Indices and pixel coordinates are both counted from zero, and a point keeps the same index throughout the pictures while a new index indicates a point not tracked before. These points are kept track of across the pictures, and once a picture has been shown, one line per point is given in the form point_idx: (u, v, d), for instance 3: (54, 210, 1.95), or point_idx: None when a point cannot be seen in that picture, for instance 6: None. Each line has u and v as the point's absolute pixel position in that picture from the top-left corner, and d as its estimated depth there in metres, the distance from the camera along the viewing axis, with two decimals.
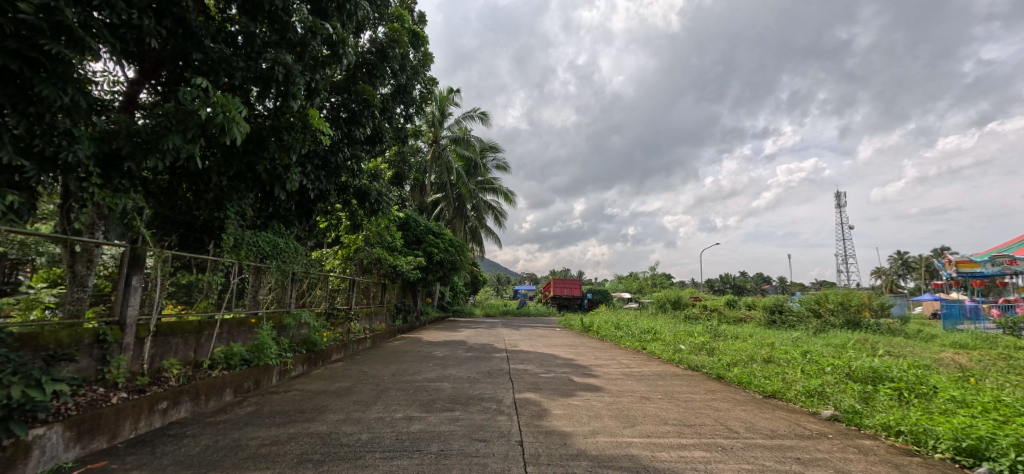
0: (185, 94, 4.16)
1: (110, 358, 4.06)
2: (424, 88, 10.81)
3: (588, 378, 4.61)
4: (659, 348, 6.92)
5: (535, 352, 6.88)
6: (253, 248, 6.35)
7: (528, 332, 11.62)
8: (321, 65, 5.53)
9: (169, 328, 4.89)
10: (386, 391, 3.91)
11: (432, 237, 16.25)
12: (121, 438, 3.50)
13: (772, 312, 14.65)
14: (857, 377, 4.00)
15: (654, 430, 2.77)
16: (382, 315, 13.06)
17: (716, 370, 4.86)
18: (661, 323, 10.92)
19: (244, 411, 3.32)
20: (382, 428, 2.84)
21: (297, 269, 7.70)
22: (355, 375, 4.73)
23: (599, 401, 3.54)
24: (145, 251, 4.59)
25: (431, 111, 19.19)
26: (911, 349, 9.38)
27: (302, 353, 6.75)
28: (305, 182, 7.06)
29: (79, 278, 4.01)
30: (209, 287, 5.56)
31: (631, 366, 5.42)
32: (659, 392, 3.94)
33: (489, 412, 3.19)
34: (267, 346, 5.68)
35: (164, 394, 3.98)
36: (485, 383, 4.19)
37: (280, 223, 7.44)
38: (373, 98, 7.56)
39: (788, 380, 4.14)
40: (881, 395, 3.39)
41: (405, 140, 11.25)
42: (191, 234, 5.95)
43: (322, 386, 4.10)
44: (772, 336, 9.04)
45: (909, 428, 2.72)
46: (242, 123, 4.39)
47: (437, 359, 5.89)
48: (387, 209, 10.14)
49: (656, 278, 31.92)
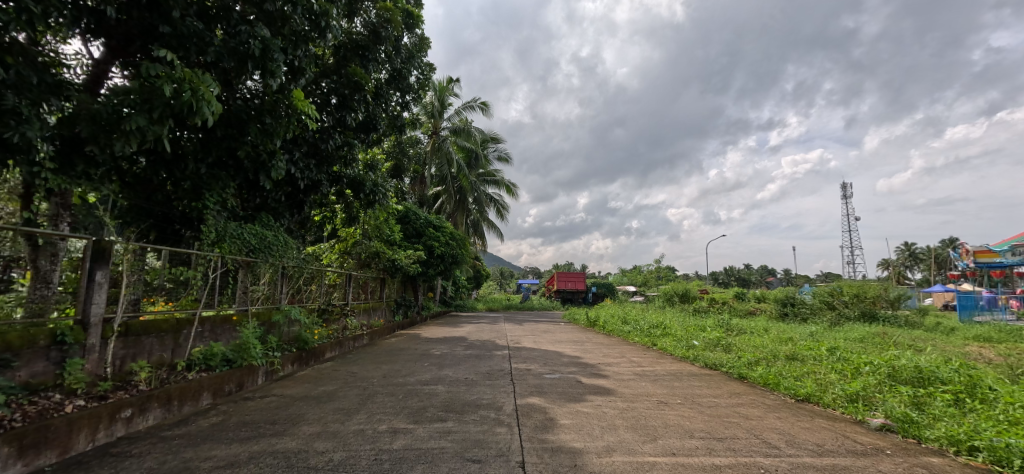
0: (148, 68, 3.69)
1: (68, 361, 3.68)
2: (420, 74, 10.38)
3: (597, 379, 4.19)
4: (670, 345, 6.52)
5: (539, 348, 6.48)
6: (238, 241, 5.97)
7: (532, 328, 11.20)
8: (304, 40, 5.12)
9: (142, 327, 4.52)
10: (374, 396, 3.51)
11: (433, 230, 15.84)
12: (74, 452, 3.12)
13: (784, 304, 14.20)
14: (903, 378, 3.58)
15: (681, 446, 2.35)
16: (381, 311, 12.70)
17: (737, 369, 4.44)
18: (670, 317, 10.50)
19: (209, 422, 2.94)
20: (360, 444, 2.44)
21: (288, 263, 7.31)
22: (343, 377, 4.33)
23: (612, 408, 3.12)
24: (111, 244, 4.16)
25: (430, 102, 18.77)
26: (935, 343, 8.95)
27: (292, 352, 6.36)
28: (293, 170, 6.65)
29: (44, 273, 3.58)
30: (188, 282, 5.17)
31: (644, 365, 5.00)
32: (677, 396, 3.53)
33: (487, 423, 2.78)
34: (252, 345, 5.29)
35: (129, 401, 3.60)
36: (483, 386, 3.78)
37: (269, 215, 7.04)
38: (365, 83, 7.05)
39: (823, 381, 3.72)
40: (938, 401, 2.98)
41: (401, 129, 10.84)
42: (169, 227, 5.57)
43: (303, 391, 3.69)
44: (788, 330, 8.61)
45: (987, 444, 2.31)
46: (213, 101, 3.97)
47: (433, 358, 5.50)
48: (384, 201, 9.74)
49: (662, 271, 31.44)
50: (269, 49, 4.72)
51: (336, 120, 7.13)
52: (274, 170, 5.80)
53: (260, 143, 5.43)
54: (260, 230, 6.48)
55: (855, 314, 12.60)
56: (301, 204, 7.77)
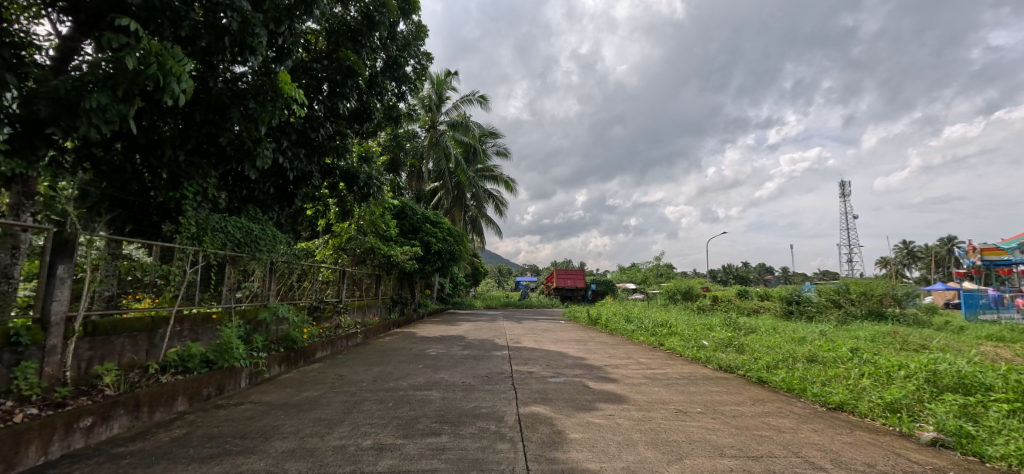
0: (112, 38, 3.40)
1: (21, 365, 3.33)
2: (417, 64, 10.00)
3: (606, 383, 3.84)
4: (678, 345, 6.19)
5: (540, 348, 6.14)
6: (221, 233, 5.62)
7: (532, 326, 10.87)
8: (288, 16, 4.77)
9: (111, 327, 4.19)
10: (360, 404, 3.16)
11: (430, 226, 15.45)
12: (21, 468, 2.77)
13: (789, 302, 13.89)
14: (943, 384, 3.24)
15: (712, 468, 2.02)
16: (376, 308, 12.36)
17: (756, 372, 4.11)
18: (674, 315, 10.19)
19: (170, 436, 2.60)
20: (339, 465, 2.10)
21: (276, 259, 6.94)
22: (330, 381, 3.98)
23: (627, 419, 2.78)
24: (75, 236, 3.81)
25: (428, 96, 18.40)
26: (949, 342, 8.66)
27: (279, 352, 6.00)
28: (282, 160, 6.29)
29: (3, 268, 3.38)
30: (164, 278, 4.82)
31: (654, 367, 4.66)
32: (697, 404, 3.20)
33: (486, 438, 2.44)
34: (234, 345, 4.92)
35: (90, 408, 3.26)
36: (481, 392, 3.44)
37: (256, 208, 6.69)
38: (357, 68, 6.67)
39: (854, 387, 3.38)
40: (993, 411, 2.67)
41: (397, 120, 10.48)
42: (146, 218, 5.21)
43: (282, 398, 3.35)
44: (798, 329, 8.29)
45: None
46: (184, 77, 3.67)
47: (428, 359, 5.15)
48: (379, 194, 9.37)
49: (661, 269, 31.16)
50: (249, 23, 4.38)
51: (327, 108, 6.76)
52: (260, 159, 5.45)
53: (243, 128, 5.09)
54: (245, 223, 6.13)
55: (861, 313, 12.34)
56: (291, 195, 7.45)
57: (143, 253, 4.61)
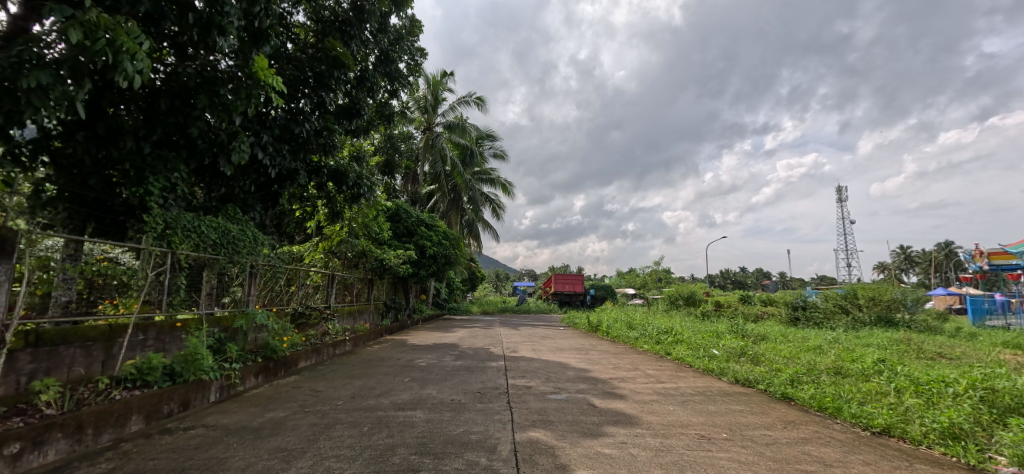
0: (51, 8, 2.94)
1: None
2: (410, 59, 9.57)
3: (613, 401, 3.41)
4: (686, 354, 5.76)
5: (539, 358, 5.70)
6: (194, 233, 5.17)
7: (529, 333, 10.43)
8: None
9: (60, 336, 3.75)
10: (330, 428, 2.71)
11: (425, 229, 14.99)
12: None
13: (795, 308, 13.48)
14: (1003, 404, 2.84)
15: None
16: (368, 314, 11.89)
17: (780, 387, 3.70)
18: (678, 322, 9.76)
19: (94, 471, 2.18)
20: None
21: (257, 262, 6.49)
22: (304, 398, 3.52)
23: (643, 449, 2.34)
24: (14, 234, 3.35)
25: (424, 96, 18.02)
26: (966, 351, 8.26)
27: (257, 362, 5.55)
28: (262, 156, 5.85)
29: None
30: (131, 282, 4.42)
31: (664, 380, 4.22)
32: (720, 428, 2.77)
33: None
34: (203, 357, 4.47)
35: (17, 433, 2.81)
36: (472, 413, 3.01)
37: (236, 207, 6.25)
38: (344, 58, 6.17)
39: (897, 408, 2.99)
40: None
41: (390, 119, 10.07)
42: (110, 217, 4.75)
43: (240, 420, 2.90)
44: (809, 337, 7.87)
45: None
46: (138, 56, 3.22)
47: (417, 371, 4.70)
48: (370, 195, 8.94)
49: (661, 274, 30.79)
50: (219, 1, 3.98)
51: (311, 100, 6.33)
52: (237, 153, 5.06)
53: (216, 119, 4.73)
54: (221, 222, 5.68)
55: (870, 319, 11.98)
56: (275, 194, 7.06)
57: (130, 257, 4.42)
